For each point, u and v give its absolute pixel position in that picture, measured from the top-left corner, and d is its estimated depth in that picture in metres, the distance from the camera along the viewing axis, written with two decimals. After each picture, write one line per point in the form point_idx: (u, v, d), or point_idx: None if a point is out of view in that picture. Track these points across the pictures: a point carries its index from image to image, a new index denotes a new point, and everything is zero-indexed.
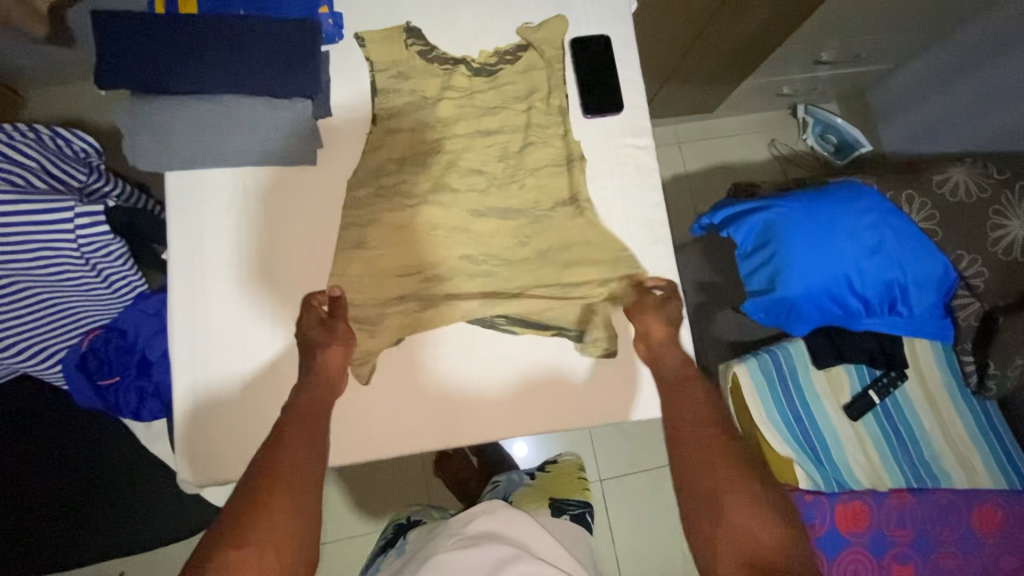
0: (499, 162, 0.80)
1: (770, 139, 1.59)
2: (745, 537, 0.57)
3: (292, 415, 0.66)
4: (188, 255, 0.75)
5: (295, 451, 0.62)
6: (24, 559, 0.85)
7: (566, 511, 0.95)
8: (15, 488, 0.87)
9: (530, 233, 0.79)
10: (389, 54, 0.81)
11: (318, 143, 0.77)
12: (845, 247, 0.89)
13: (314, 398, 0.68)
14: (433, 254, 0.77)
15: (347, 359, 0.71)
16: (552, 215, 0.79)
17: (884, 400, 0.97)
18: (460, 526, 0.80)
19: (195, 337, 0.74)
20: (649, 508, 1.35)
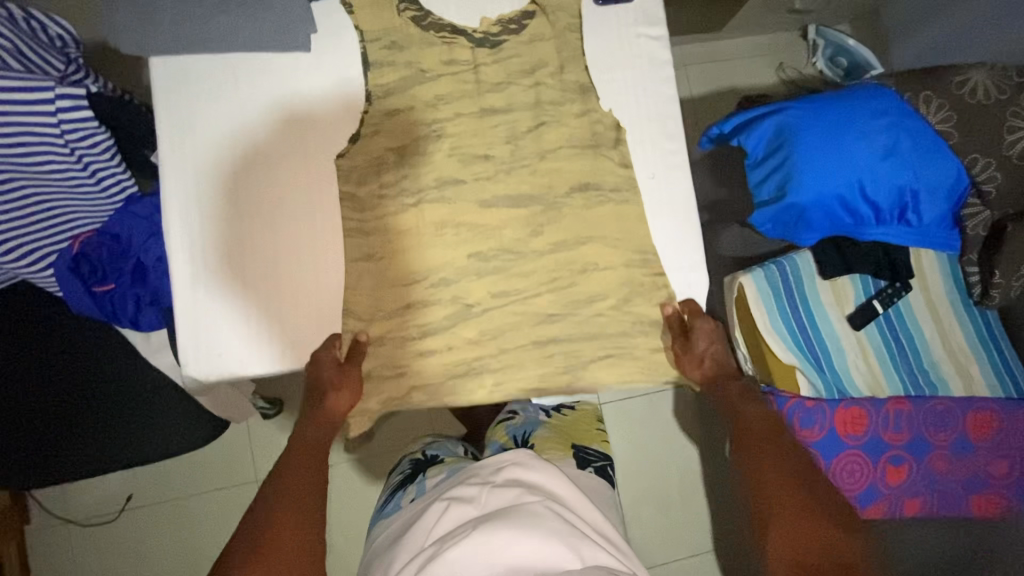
0: (506, 145, 0.74)
1: (779, 63, 1.54)
2: (798, 541, 0.56)
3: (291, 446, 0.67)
4: (183, 147, 0.71)
5: (290, 477, 0.63)
6: (28, 467, 0.85)
7: (591, 463, 0.92)
8: (14, 396, 0.85)
9: (542, 223, 0.74)
10: (379, 23, 0.73)
11: (313, 24, 0.72)
12: (859, 151, 0.87)
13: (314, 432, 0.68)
14: (442, 250, 0.72)
15: (353, 402, 0.69)
16: (565, 205, 0.74)
17: (888, 310, 0.97)
18: (490, 475, 0.80)
19: (194, 233, 0.71)
20: (649, 433, 1.38)
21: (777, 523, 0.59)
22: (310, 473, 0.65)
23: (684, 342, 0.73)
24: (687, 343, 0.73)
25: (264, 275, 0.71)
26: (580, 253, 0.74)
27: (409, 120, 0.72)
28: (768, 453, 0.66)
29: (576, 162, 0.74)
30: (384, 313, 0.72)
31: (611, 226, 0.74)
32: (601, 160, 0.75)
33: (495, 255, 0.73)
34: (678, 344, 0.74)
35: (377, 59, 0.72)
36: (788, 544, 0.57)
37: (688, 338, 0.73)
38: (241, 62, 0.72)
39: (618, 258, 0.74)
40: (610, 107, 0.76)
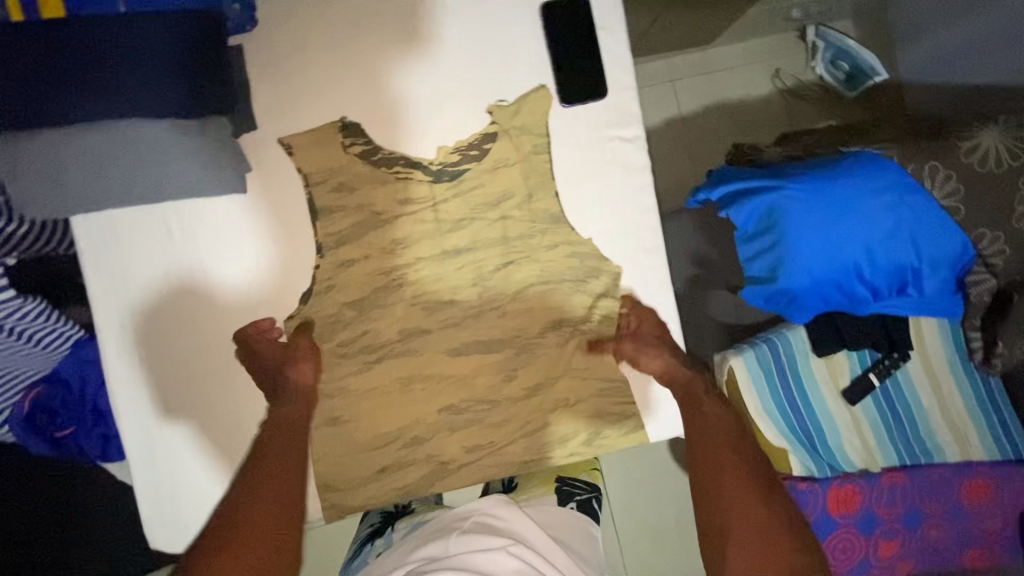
0: (474, 287, 0.69)
1: (775, 70, 1.41)
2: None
3: (270, 433, 0.63)
4: (121, 314, 0.65)
5: (259, 492, 0.59)
6: None
7: (572, 499, 0.84)
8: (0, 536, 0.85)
9: (516, 366, 0.70)
10: (324, 161, 0.66)
11: (247, 164, 0.65)
12: (857, 233, 0.80)
13: (278, 454, 0.62)
14: (412, 407, 0.68)
15: (315, 372, 0.65)
16: (539, 346, 0.70)
17: (884, 382, 0.93)
18: (455, 521, 0.77)
19: (144, 406, 0.66)
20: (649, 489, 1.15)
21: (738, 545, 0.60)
22: (286, 464, 0.62)
23: (634, 342, 0.69)
24: (637, 343, 0.69)
25: (221, 436, 0.67)
26: (557, 395, 0.71)
27: (370, 271, 0.67)
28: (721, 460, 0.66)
29: (553, 299, 0.70)
30: (355, 482, 0.68)
31: (584, 361, 0.71)
32: (577, 294, 0.70)
33: (467, 405, 0.69)
34: (630, 345, 0.69)
35: (327, 205, 0.66)
36: (750, 570, 0.59)
37: (637, 338, 0.69)
38: (171, 208, 0.65)
39: (592, 393, 0.71)
40: (590, 235, 0.70)
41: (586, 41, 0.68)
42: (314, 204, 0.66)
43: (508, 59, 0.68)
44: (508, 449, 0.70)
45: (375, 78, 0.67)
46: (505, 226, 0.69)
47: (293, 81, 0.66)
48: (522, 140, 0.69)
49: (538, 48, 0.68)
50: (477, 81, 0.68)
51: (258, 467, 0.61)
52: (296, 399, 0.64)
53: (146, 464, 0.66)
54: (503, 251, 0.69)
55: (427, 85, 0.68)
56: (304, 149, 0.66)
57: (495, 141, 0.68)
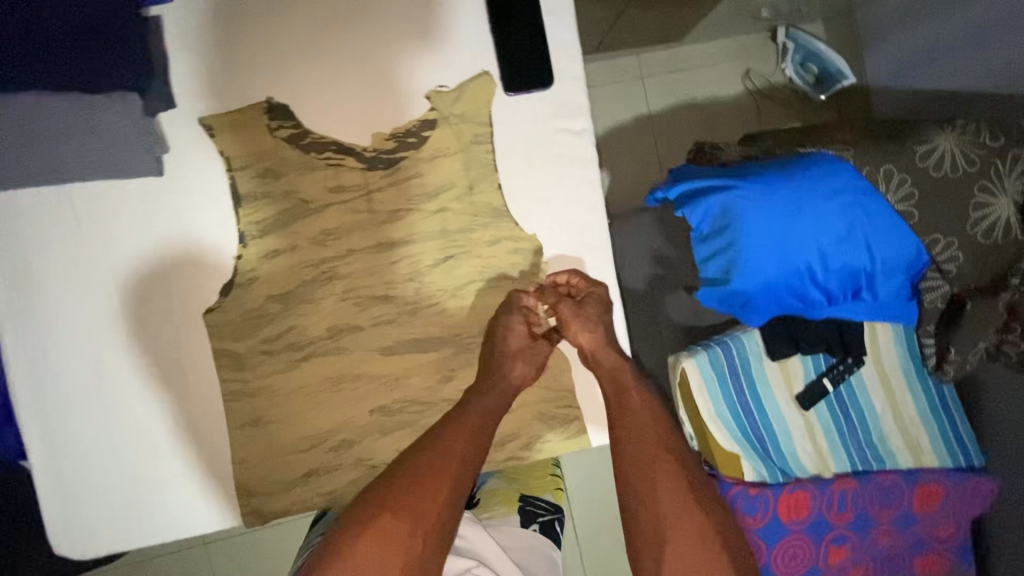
0: (409, 283, 0.65)
1: (745, 70, 1.39)
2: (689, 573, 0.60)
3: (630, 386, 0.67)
4: (22, 303, 0.60)
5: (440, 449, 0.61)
6: None
7: (534, 520, 0.80)
8: None
9: (454, 367, 0.66)
10: (249, 145, 0.62)
11: (162, 146, 0.60)
12: (812, 237, 0.78)
13: (482, 416, 0.63)
14: (340, 409, 0.64)
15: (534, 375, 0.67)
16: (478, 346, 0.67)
17: (838, 387, 0.92)
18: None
19: (47, 404, 0.61)
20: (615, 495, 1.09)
21: (675, 546, 0.61)
22: (461, 475, 0.61)
23: (574, 305, 0.65)
24: (575, 309, 0.65)
25: (134, 436, 0.62)
26: None
27: (298, 263, 0.63)
28: (661, 476, 0.64)
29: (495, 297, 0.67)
30: (278, 488, 0.64)
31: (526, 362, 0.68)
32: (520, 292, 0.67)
33: (400, 408, 0.66)
34: (567, 307, 0.65)
35: (252, 191, 0.62)
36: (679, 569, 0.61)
37: (579, 303, 0.66)
38: (79, 190, 0.60)
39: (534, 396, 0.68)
40: (534, 231, 0.67)
41: (532, 26, 0.65)
42: (236, 188, 0.62)
43: (449, 44, 0.65)
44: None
45: (306, 56, 0.63)
46: (446, 219, 0.66)
47: (213, 54, 0.61)
48: (465, 129, 0.65)
49: (481, 32, 0.65)
50: (416, 65, 0.65)
51: (460, 416, 0.63)
52: (504, 395, 0.65)
53: (51, 463, 0.61)
54: (442, 245, 0.66)
55: (363, 68, 0.64)
56: (226, 129, 0.61)
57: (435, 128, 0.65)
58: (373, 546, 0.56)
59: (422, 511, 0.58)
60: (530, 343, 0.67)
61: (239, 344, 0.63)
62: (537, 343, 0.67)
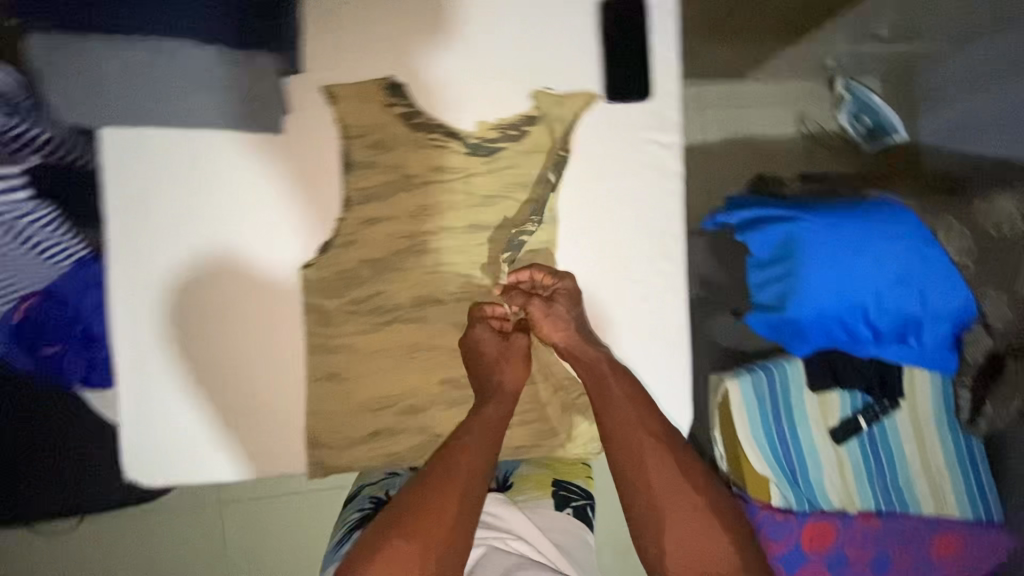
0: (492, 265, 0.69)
1: (798, 115, 1.40)
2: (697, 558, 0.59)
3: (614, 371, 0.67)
4: (131, 234, 0.63)
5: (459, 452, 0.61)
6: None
7: (569, 504, 0.81)
8: None
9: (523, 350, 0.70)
10: (364, 116, 0.66)
11: (286, 107, 0.64)
12: (868, 276, 0.81)
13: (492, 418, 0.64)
14: (412, 375, 0.68)
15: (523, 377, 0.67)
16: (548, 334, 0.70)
17: (872, 426, 0.94)
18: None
19: (139, 335, 0.64)
20: None
21: (672, 527, 0.60)
22: (474, 475, 0.59)
23: (543, 305, 0.66)
24: (546, 307, 0.66)
25: (215, 376, 0.65)
26: None
27: (392, 233, 0.67)
28: (650, 457, 0.63)
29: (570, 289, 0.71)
30: (345, 442, 0.67)
31: None
32: (593, 288, 0.71)
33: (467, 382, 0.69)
34: (537, 307, 0.66)
35: (360, 160, 0.66)
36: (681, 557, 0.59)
37: (549, 301, 0.66)
38: (203, 138, 0.64)
39: None
40: (616, 232, 0.70)
41: (638, 42, 0.69)
42: (347, 155, 0.66)
43: (559, 48, 0.69)
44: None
45: (426, 42, 0.67)
46: (535, 210, 0.69)
47: (344, 28, 0.65)
48: (563, 129, 0.69)
49: (590, 42, 0.69)
50: (526, 63, 0.69)
51: (480, 415, 0.64)
52: (506, 402, 0.66)
53: (134, 392, 0.64)
54: (528, 234, 0.69)
55: (478, 59, 0.68)
56: (346, 100, 0.66)
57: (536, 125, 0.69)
58: (391, 561, 0.53)
59: (431, 522, 0.55)
60: (506, 341, 0.67)
61: (328, 300, 0.66)
62: (512, 338, 0.68)
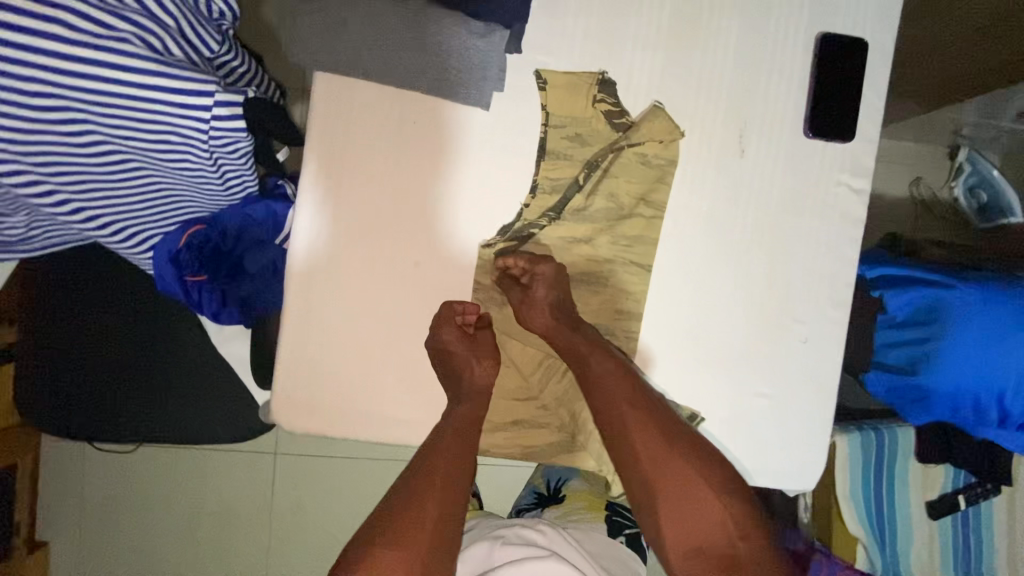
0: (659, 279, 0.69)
1: (916, 177, 1.39)
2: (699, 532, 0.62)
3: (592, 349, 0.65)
4: (324, 187, 0.64)
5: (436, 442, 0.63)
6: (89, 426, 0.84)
7: (623, 532, 0.85)
8: (86, 364, 0.83)
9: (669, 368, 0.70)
10: (569, 107, 0.65)
11: (501, 85, 0.63)
12: (1014, 359, 0.80)
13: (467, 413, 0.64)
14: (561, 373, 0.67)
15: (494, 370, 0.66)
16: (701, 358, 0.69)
17: (968, 507, 0.92)
18: (494, 532, 0.75)
19: (313, 285, 0.64)
20: None
21: (668, 513, 0.63)
22: (456, 466, 0.63)
23: (521, 293, 0.65)
24: (524, 294, 0.65)
25: (376, 337, 0.66)
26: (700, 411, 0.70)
27: (570, 232, 0.68)
28: (636, 434, 0.63)
29: (734, 316, 0.69)
30: (486, 425, 0.67)
31: (738, 389, 0.70)
32: (754, 321, 0.69)
33: None
34: (516, 295, 0.65)
35: (555, 151, 0.66)
36: (677, 537, 0.62)
37: (527, 287, 0.65)
38: (412, 101, 0.63)
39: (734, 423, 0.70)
40: (787, 269, 0.69)
41: (851, 84, 0.68)
42: (546, 143, 0.65)
43: (773, 73, 0.67)
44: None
45: (643, 40, 0.65)
46: (714, 232, 0.68)
47: (568, 14, 0.64)
48: (759, 156, 0.68)
49: (802, 73, 0.68)
50: (738, 81, 0.67)
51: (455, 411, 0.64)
52: (478, 402, 0.66)
53: (297, 339, 0.65)
54: (703, 254, 0.68)
55: (691, 70, 0.66)
56: (557, 85, 0.65)
57: (655, 118, 0.66)
58: (383, 570, 0.57)
59: (415, 533, 0.59)
60: (471, 339, 0.65)
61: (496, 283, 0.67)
62: (478, 338, 0.66)
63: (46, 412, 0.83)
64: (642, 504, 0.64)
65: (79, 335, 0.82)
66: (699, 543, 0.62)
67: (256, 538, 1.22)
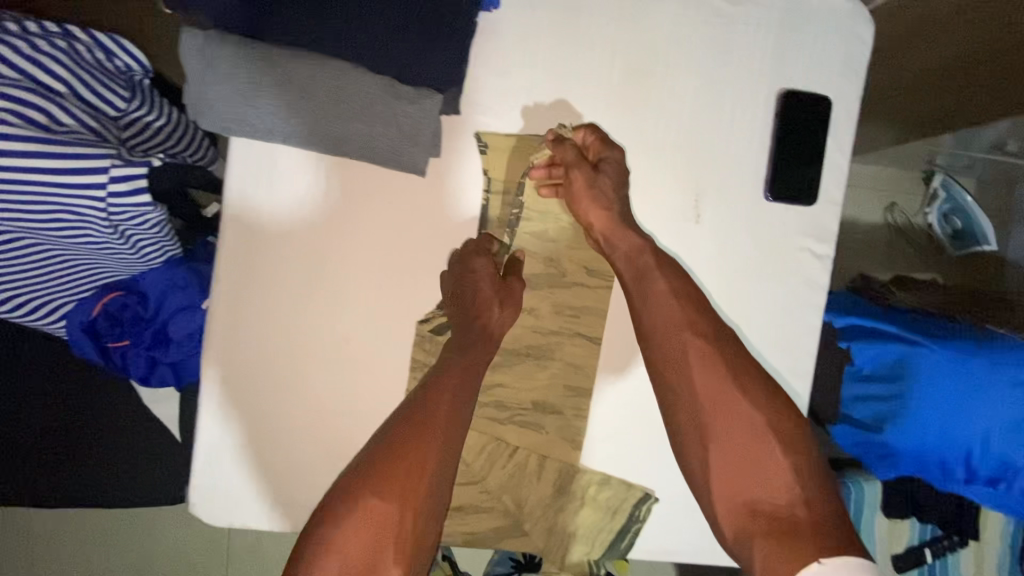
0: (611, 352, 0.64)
1: (889, 203, 1.28)
2: (746, 473, 0.57)
3: (650, 267, 0.60)
4: (257, 230, 0.59)
5: (445, 381, 0.56)
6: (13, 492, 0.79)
7: None
8: (7, 427, 0.78)
9: None
10: (512, 171, 0.61)
11: (435, 149, 0.58)
12: (980, 416, 0.78)
13: (469, 361, 0.58)
14: (506, 455, 0.62)
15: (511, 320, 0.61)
16: None
17: (935, 560, 0.90)
18: None
19: (237, 363, 0.60)
20: None
21: (717, 445, 0.58)
22: (457, 410, 0.56)
23: (589, 174, 0.59)
24: (591, 174, 0.59)
25: (304, 420, 0.61)
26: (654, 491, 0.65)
27: None
28: (697, 372, 0.59)
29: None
30: None
31: None
32: None
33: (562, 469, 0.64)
34: (581, 174, 0.59)
35: (497, 218, 0.62)
36: (724, 469, 0.58)
37: (596, 169, 0.60)
38: (341, 165, 0.59)
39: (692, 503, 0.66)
40: (746, 337, 0.66)
41: (814, 143, 0.64)
42: (487, 210, 0.61)
43: (731, 132, 0.63)
44: (576, 526, 0.63)
45: (591, 98, 0.61)
46: None
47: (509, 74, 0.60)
48: (717, 220, 0.64)
49: (763, 131, 0.64)
50: (693, 141, 0.63)
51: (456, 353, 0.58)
52: (482, 348, 0.59)
53: (218, 422, 0.60)
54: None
55: (644, 130, 0.62)
56: (498, 149, 0.60)
57: None
58: (369, 518, 0.51)
59: (400, 477, 0.52)
60: (501, 284, 0.60)
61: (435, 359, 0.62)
62: (506, 282, 0.61)
63: None
64: (688, 432, 0.59)
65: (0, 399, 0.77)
66: (751, 494, 0.57)
67: None
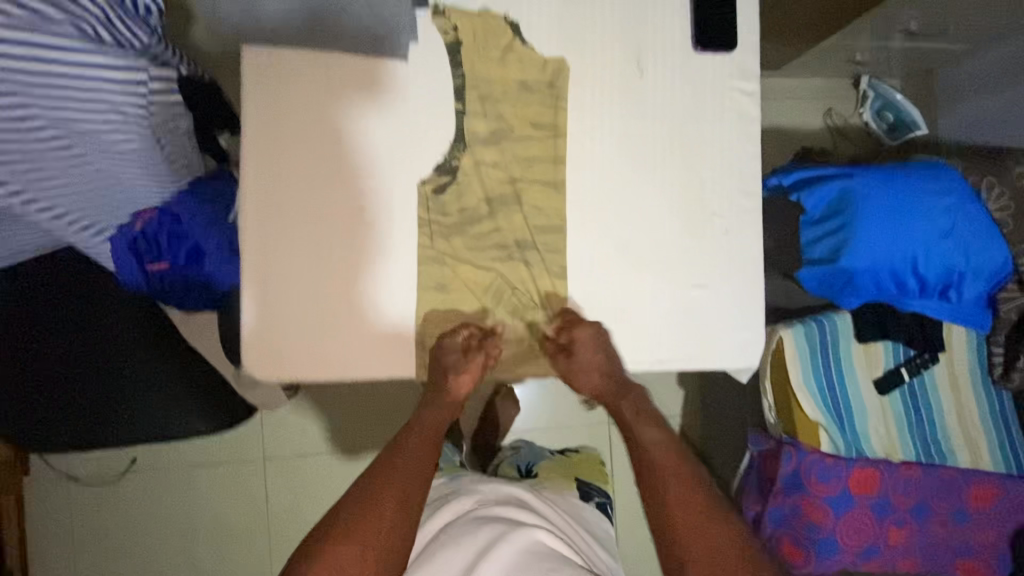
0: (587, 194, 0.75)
1: (827, 108, 1.39)
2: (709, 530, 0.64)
3: (604, 360, 0.71)
4: (266, 126, 0.68)
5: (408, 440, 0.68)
6: (71, 429, 0.85)
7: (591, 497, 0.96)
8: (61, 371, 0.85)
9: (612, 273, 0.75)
10: (478, 49, 0.72)
11: (415, 34, 0.70)
12: (919, 227, 0.88)
13: (437, 417, 0.71)
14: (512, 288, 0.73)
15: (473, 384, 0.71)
16: (638, 259, 0.75)
17: (913, 378, 1.00)
18: (472, 490, 0.84)
19: (268, 241, 0.69)
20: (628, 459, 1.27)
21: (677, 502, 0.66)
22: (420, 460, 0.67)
23: (565, 359, 0.71)
24: (569, 358, 0.71)
25: (334, 281, 0.70)
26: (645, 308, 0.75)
27: (498, 161, 0.73)
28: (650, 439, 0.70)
29: (658, 217, 0.76)
30: None
31: (675, 284, 0.76)
32: (679, 218, 0.76)
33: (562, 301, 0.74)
34: (561, 359, 0.71)
35: (472, 91, 0.72)
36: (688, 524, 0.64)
37: (571, 354, 0.71)
38: (334, 59, 0.69)
39: (679, 315, 0.76)
40: (699, 168, 0.77)
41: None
42: (462, 83, 0.72)
43: None
44: None
45: None
46: (631, 146, 0.75)
47: None
48: (656, 71, 0.76)
49: None
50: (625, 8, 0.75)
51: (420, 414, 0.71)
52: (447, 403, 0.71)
53: (259, 291, 0.69)
54: (625, 165, 0.75)
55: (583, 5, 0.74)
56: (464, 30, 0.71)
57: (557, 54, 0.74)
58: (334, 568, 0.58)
59: (366, 533, 0.60)
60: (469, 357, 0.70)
61: (438, 217, 0.72)
62: (472, 356, 0.70)
63: (19, 419, 0.84)
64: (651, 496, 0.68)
65: (53, 345, 0.85)
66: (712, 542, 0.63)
67: (254, 545, 1.22)
